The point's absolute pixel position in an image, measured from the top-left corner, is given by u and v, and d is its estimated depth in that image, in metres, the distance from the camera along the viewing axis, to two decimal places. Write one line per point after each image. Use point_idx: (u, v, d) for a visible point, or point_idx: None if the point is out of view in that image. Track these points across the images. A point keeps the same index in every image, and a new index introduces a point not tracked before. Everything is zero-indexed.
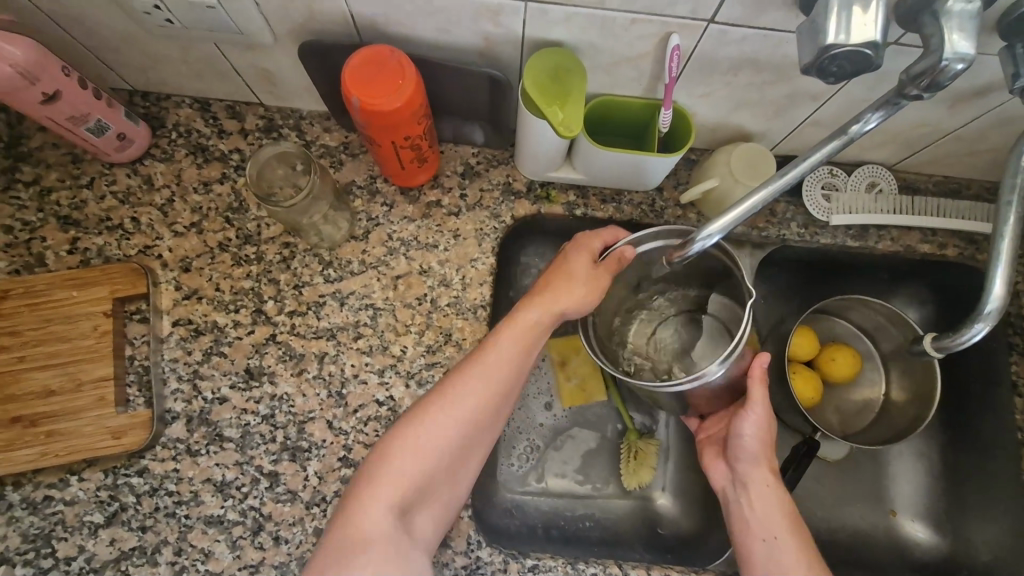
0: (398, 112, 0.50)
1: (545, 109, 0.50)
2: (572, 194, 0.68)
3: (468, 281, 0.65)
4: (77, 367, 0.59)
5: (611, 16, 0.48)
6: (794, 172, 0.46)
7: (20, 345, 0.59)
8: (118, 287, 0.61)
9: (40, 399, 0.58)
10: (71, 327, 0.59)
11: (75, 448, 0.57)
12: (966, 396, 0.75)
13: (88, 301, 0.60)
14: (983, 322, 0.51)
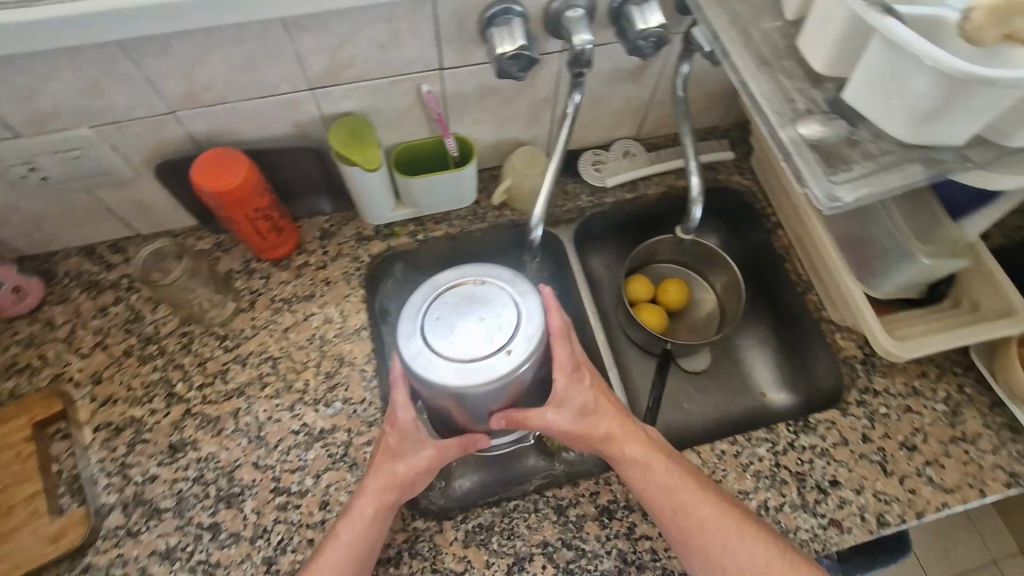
0: (238, 190, 0.65)
1: (348, 156, 0.69)
2: (411, 226, 0.85)
3: (347, 313, 0.78)
4: (6, 493, 0.64)
5: (376, 84, 0.68)
6: (563, 136, 0.71)
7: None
8: (37, 413, 0.68)
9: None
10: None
11: (15, 566, 0.61)
12: (768, 281, 0.93)
13: (10, 433, 0.67)
14: (697, 203, 0.74)
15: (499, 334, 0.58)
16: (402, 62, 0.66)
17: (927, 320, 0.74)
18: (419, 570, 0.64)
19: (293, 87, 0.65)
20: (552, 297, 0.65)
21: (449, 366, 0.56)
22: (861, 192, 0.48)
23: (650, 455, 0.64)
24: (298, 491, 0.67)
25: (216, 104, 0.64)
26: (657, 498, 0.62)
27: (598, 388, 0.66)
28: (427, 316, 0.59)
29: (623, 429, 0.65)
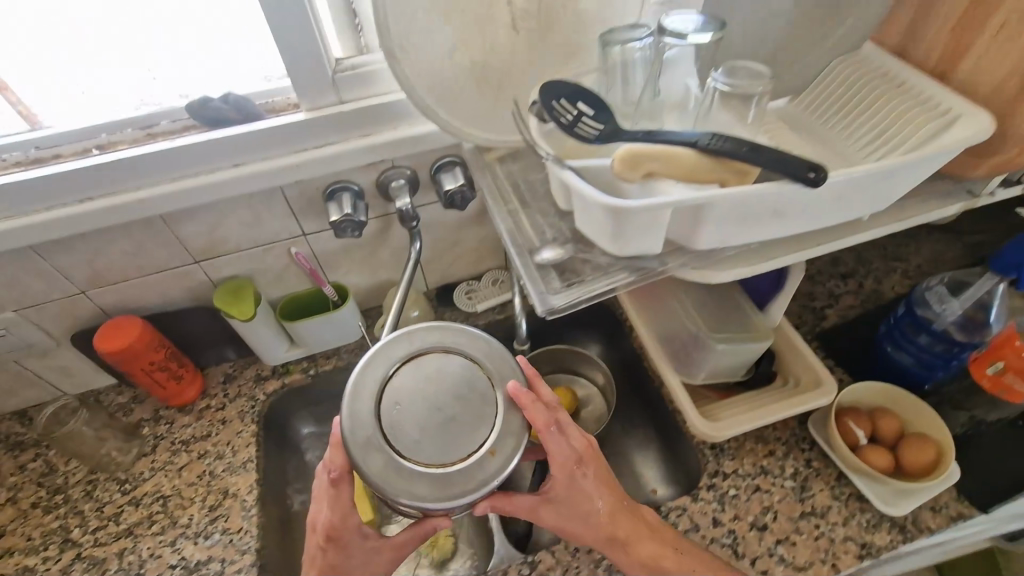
0: (133, 347, 0.79)
1: (227, 311, 0.83)
2: (304, 363, 0.97)
3: (237, 447, 0.87)
4: None
5: (251, 252, 0.84)
6: (407, 278, 0.85)
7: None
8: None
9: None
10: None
11: None
12: (641, 383, 1.02)
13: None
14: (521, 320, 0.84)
15: (478, 433, 0.56)
16: (269, 233, 0.83)
17: (758, 401, 0.80)
18: None
19: (179, 261, 0.81)
20: (529, 397, 0.58)
21: (427, 483, 0.54)
22: (567, 300, 0.60)
23: (650, 550, 0.65)
24: None
25: (117, 281, 0.80)
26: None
27: (604, 483, 0.66)
28: (389, 417, 0.57)
29: (629, 522, 0.66)
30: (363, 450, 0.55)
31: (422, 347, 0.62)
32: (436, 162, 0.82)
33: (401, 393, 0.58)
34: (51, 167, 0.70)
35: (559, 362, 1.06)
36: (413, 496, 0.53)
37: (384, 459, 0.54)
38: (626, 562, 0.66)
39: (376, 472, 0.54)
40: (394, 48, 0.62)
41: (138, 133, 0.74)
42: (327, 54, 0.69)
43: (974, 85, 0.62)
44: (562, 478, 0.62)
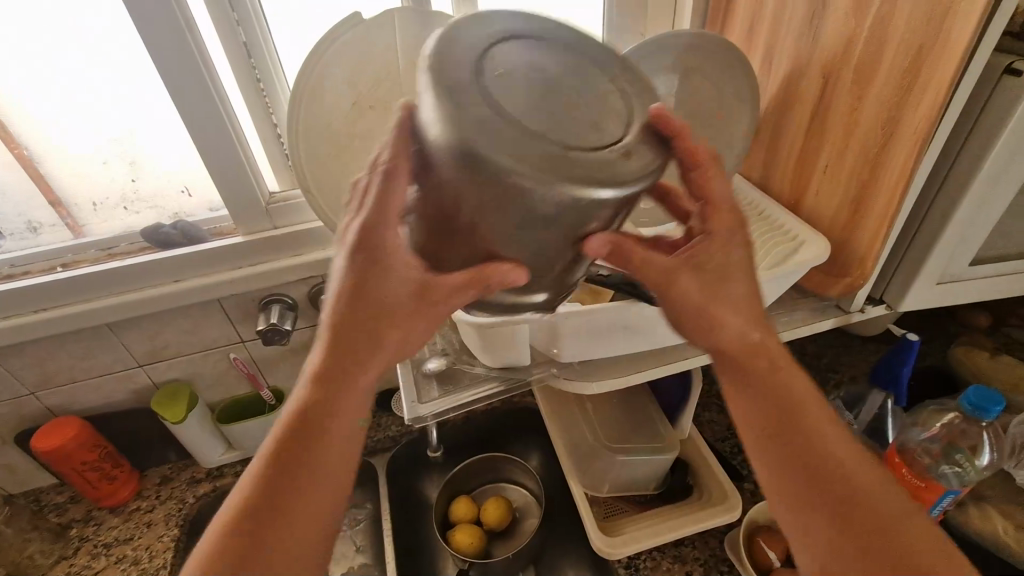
0: (67, 446, 0.85)
1: (160, 413, 0.88)
2: (238, 465, 1.00)
3: (155, 552, 0.88)
4: None
5: (191, 357, 0.92)
6: None
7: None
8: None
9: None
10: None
11: None
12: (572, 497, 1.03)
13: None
14: None
15: (618, 127, 0.39)
16: (209, 340, 0.91)
17: (673, 515, 0.77)
18: None
19: (122, 365, 0.89)
20: (680, 123, 0.41)
21: (535, 154, 0.34)
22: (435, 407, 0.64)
23: (780, 400, 0.48)
24: None
25: (64, 383, 0.87)
26: (782, 451, 0.46)
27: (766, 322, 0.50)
28: (489, 80, 0.36)
29: (744, 373, 0.49)
30: (442, 98, 0.34)
31: (486, 28, 0.39)
32: None
33: (481, 60, 0.37)
34: (24, 281, 0.79)
35: (495, 472, 1.07)
36: (532, 215, 0.36)
37: (470, 185, 0.35)
38: (750, 418, 0.49)
39: (450, 188, 0.35)
40: (309, 187, 0.74)
41: (99, 253, 0.86)
42: (261, 190, 0.83)
43: (818, 215, 0.69)
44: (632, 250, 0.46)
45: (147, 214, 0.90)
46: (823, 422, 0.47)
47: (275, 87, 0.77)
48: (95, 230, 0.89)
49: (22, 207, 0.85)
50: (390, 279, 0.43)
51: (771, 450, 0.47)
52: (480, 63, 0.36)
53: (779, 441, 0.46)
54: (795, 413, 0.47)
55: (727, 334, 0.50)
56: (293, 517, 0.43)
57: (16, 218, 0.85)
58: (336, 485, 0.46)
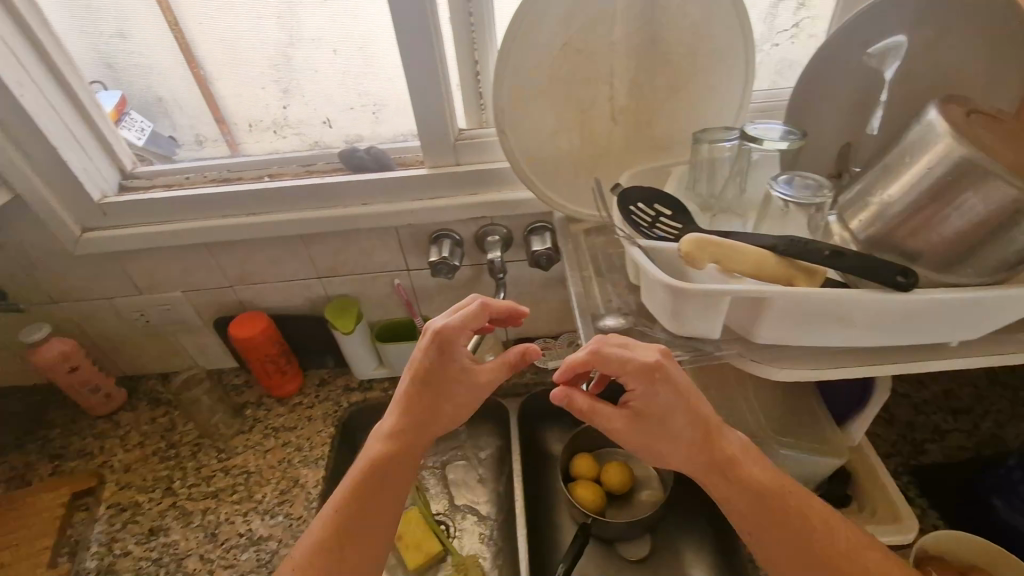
0: (257, 338, 0.96)
1: (332, 323, 0.97)
2: (386, 383, 1.08)
3: (314, 444, 0.98)
4: (28, 543, 0.85)
5: (362, 276, 0.99)
6: None
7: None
8: (76, 486, 0.93)
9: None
10: (31, 516, 0.89)
11: None
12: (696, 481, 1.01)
13: (53, 497, 0.91)
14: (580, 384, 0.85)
15: None
16: (379, 263, 0.97)
17: None
18: None
19: (306, 274, 0.98)
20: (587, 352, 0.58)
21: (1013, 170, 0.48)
22: None
23: (762, 489, 0.58)
24: None
25: (258, 282, 0.98)
26: (781, 544, 0.57)
27: (700, 439, 0.57)
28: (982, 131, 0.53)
29: (700, 472, 0.58)
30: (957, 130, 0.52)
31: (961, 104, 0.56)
32: (530, 225, 0.92)
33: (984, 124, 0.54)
34: (233, 185, 0.89)
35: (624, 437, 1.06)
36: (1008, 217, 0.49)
37: (953, 181, 0.51)
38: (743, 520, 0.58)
39: (937, 188, 0.52)
40: (504, 125, 0.74)
41: (299, 169, 0.93)
42: (452, 125, 0.84)
43: None
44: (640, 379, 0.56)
45: (292, 139, 0.96)
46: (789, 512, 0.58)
47: (483, 19, 0.76)
48: (248, 149, 0.97)
49: (193, 122, 0.95)
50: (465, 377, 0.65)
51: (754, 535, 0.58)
52: (965, 120, 0.53)
53: (780, 533, 0.57)
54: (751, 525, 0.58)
55: (725, 462, 0.58)
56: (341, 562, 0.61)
57: (187, 131, 0.95)
58: (365, 552, 0.62)
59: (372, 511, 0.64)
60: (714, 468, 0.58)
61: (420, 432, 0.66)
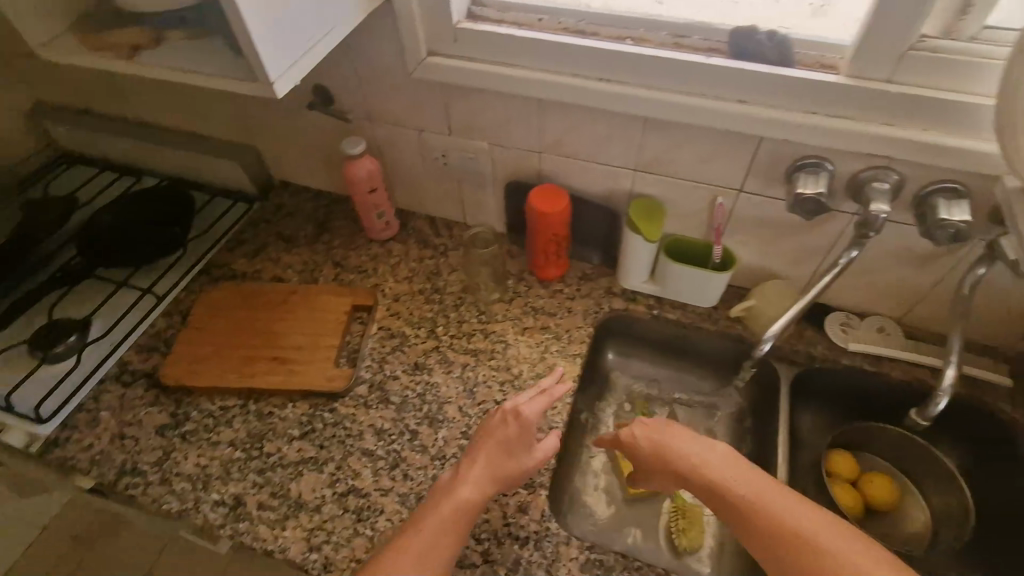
0: (552, 215, 0.89)
1: (638, 227, 0.86)
2: (652, 300, 0.99)
3: (573, 339, 0.95)
4: (319, 338, 0.93)
5: (683, 183, 0.85)
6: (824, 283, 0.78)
7: (278, 316, 0.96)
8: (357, 300, 0.99)
9: (294, 349, 0.92)
10: (321, 314, 0.96)
11: (297, 382, 0.88)
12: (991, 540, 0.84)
13: (339, 303, 0.98)
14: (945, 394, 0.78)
15: None
16: (713, 174, 0.83)
17: None
18: (535, 562, 0.73)
19: (623, 163, 0.87)
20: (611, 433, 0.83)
21: None
22: None
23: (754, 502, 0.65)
24: None
25: (569, 156, 0.89)
26: (776, 555, 0.61)
27: (736, 475, 0.68)
28: None
29: (744, 501, 0.65)
30: None
31: None
32: (934, 185, 0.71)
33: None
34: (593, 39, 0.76)
35: (907, 458, 0.90)
36: None
37: None
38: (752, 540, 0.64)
39: None
40: None
41: (666, 38, 0.76)
42: (917, 29, 0.62)
43: None
44: (668, 446, 0.74)
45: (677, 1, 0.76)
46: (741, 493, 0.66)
47: None
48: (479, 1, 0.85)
49: None
50: (686, 448, 0.73)
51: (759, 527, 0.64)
52: None
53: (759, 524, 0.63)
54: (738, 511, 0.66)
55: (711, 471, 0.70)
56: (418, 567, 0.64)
57: None
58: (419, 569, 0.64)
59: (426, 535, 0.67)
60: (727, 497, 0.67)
61: (454, 502, 0.70)
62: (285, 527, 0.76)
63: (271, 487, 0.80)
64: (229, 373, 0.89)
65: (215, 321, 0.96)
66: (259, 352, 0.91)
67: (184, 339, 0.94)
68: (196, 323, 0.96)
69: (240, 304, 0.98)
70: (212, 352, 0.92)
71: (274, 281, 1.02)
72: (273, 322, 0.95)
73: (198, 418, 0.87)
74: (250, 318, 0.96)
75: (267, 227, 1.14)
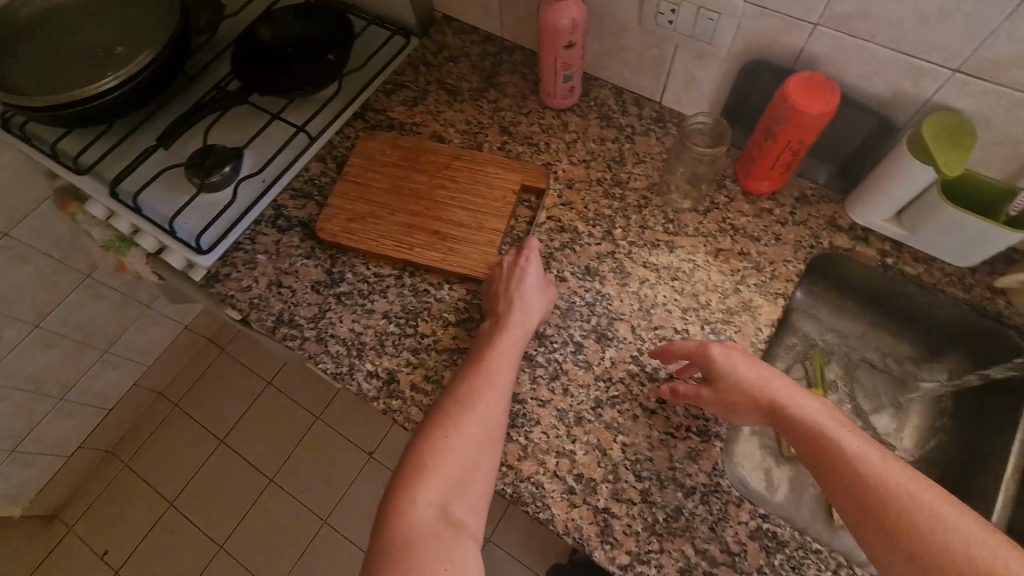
0: (812, 119, 0.67)
1: (936, 158, 0.64)
2: (888, 245, 0.79)
3: (777, 275, 0.78)
4: (483, 218, 0.82)
5: (1022, 99, 0.62)
6: None
7: (444, 185, 0.84)
8: (529, 179, 0.85)
9: (456, 226, 0.81)
10: (490, 191, 0.84)
11: (457, 265, 0.79)
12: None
13: (508, 180, 0.84)
14: None
15: None
16: None
17: None
18: (699, 515, 0.66)
19: (942, 58, 0.63)
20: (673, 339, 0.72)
21: None
22: None
23: (870, 472, 0.52)
24: (649, 374, 0.73)
25: (858, 36, 0.66)
26: (872, 518, 0.50)
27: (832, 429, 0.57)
28: None
29: (800, 442, 0.59)
30: None
31: None
32: None
33: None
34: None
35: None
36: None
37: None
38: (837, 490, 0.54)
39: None
40: None
41: None
42: None
43: None
44: (760, 378, 0.63)
45: None
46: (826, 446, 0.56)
47: None
48: None
49: None
50: (766, 379, 0.63)
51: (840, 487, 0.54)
52: None
53: (865, 501, 0.51)
54: (831, 473, 0.55)
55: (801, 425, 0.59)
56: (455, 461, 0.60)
57: None
58: (464, 459, 0.60)
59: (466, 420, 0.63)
60: (829, 458, 0.55)
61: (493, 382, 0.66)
62: None
63: (425, 370, 0.75)
64: (394, 242, 0.81)
65: (371, 176, 0.86)
66: (419, 223, 0.82)
67: (341, 191, 0.86)
68: (352, 174, 0.87)
69: (403, 163, 0.87)
70: (373, 214, 0.83)
71: (438, 140, 0.90)
72: (435, 189, 0.84)
73: (353, 280, 0.82)
74: (413, 180, 0.85)
75: (428, 72, 0.99)
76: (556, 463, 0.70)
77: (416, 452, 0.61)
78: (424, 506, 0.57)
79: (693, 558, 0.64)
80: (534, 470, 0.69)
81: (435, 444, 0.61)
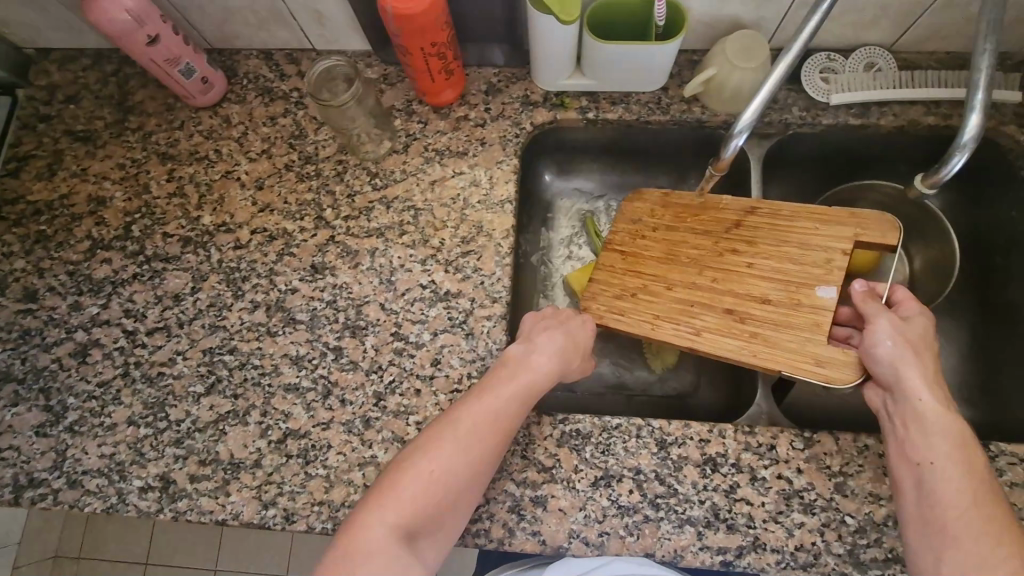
0: (421, 17, 0.60)
1: (555, 13, 0.61)
2: (584, 99, 0.75)
3: (495, 181, 0.74)
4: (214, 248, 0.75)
5: None
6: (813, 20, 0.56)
7: (755, 253, 0.67)
8: (863, 232, 0.65)
9: (759, 304, 0.65)
10: (805, 253, 0.66)
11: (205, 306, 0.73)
12: (992, 283, 0.75)
13: (832, 236, 0.66)
14: (961, 153, 0.57)
15: None
16: None
17: None
18: (508, 451, 0.65)
19: None
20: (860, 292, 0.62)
21: None
22: None
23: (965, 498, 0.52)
24: (415, 342, 0.69)
25: None
26: (954, 539, 0.51)
27: (964, 460, 0.53)
28: None
29: (957, 446, 0.54)
30: None
31: None
32: None
33: None
34: None
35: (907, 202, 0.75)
36: None
37: None
38: (908, 494, 0.55)
39: None
40: None
41: None
42: None
43: None
44: (917, 371, 0.56)
45: None
46: (956, 458, 0.53)
47: None
48: None
49: None
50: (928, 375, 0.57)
51: (937, 502, 0.53)
52: None
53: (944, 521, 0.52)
54: (964, 493, 0.52)
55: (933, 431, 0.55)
56: (406, 497, 0.55)
57: None
58: (417, 488, 0.55)
59: (436, 439, 0.58)
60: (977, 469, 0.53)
61: (478, 412, 0.59)
62: (230, 493, 0.67)
63: (197, 455, 0.68)
64: (654, 315, 0.68)
65: (652, 243, 0.73)
66: (707, 298, 0.67)
67: (604, 261, 0.74)
68: (620, 244, 0.74)
69: (710, 227, 0.70)
70: (608, 274, 0.73)
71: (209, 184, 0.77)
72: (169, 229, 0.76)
73: (78, 403, 0.71)
74: (684, 240, 0.71)
75: (50, 125, 0.81)
76: (363, 475, 0.66)
77: (377, 486, 0.56)
78: (371, 537, 0.53)
79: (517, 492, 0.64)
80: (346, 493, 0.66)
81: (394, 478, 0.56)
